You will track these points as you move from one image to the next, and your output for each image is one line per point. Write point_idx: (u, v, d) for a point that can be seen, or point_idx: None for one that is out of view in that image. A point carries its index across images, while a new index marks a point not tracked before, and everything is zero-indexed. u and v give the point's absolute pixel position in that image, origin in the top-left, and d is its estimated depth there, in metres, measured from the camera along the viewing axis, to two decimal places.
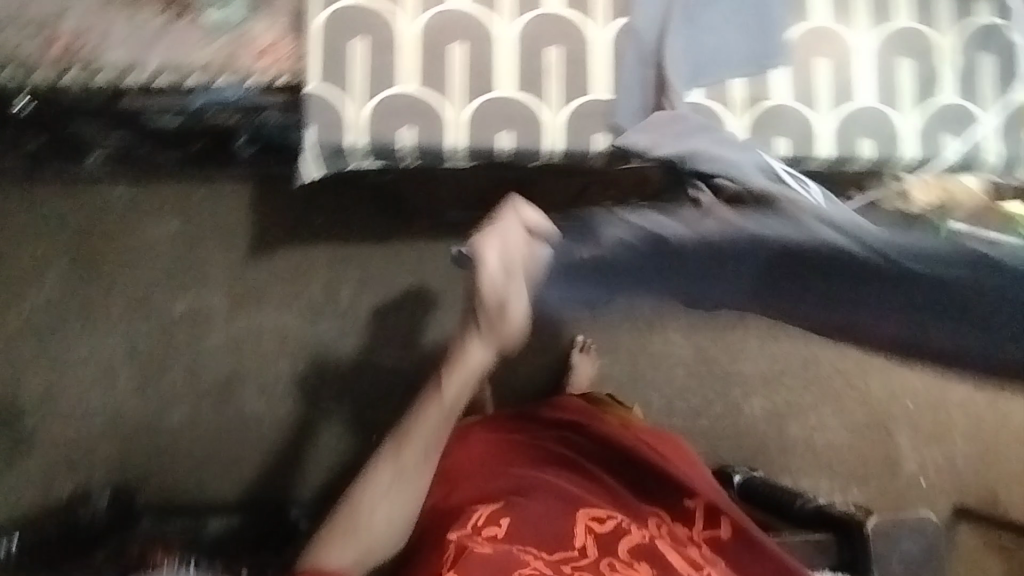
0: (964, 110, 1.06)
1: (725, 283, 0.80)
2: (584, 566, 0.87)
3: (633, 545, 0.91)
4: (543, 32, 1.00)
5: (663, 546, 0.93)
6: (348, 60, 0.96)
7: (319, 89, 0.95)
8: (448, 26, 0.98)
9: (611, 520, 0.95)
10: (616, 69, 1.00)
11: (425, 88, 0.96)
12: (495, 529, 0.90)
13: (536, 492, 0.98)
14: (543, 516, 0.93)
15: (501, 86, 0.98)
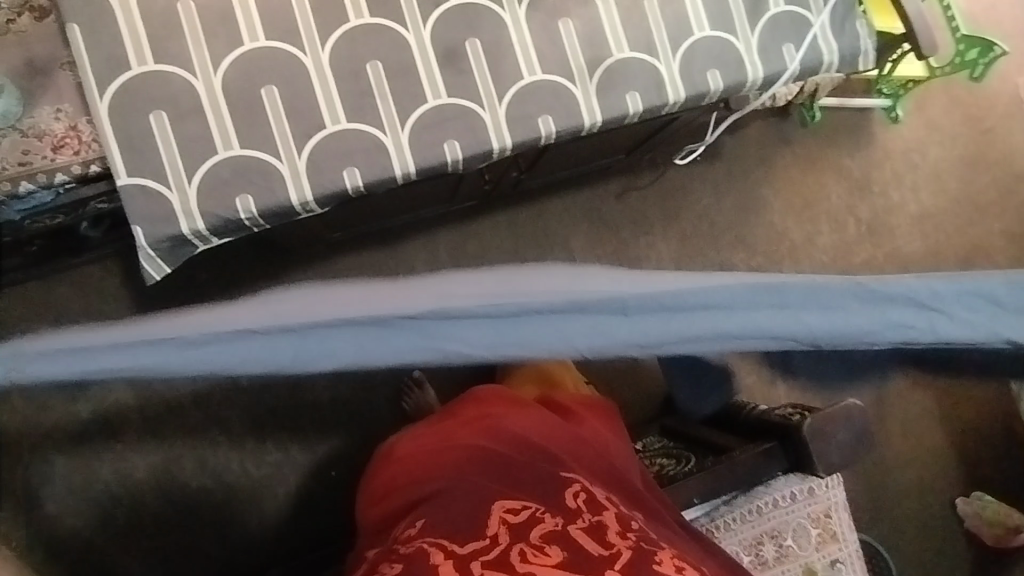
0: (791, 23, 1.07)
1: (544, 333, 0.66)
2: (493, 559, 0.78)
3: (546, 530, 0.82)
4: (359, 47, 0.92)
5: (580, 533, 0.82)
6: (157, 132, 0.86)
7: (131, 179, 0.86)
8: (249, 71, 0.89)
9: (528, 509, 0.86)
10: (446, 71, 0.94)
11: (249, 146, 0.88)
12: (416, 533, 0.84)
13: (455, 489, 0.90)
14: (464, 512, 0.86)
15: (335, 117, 0.90)
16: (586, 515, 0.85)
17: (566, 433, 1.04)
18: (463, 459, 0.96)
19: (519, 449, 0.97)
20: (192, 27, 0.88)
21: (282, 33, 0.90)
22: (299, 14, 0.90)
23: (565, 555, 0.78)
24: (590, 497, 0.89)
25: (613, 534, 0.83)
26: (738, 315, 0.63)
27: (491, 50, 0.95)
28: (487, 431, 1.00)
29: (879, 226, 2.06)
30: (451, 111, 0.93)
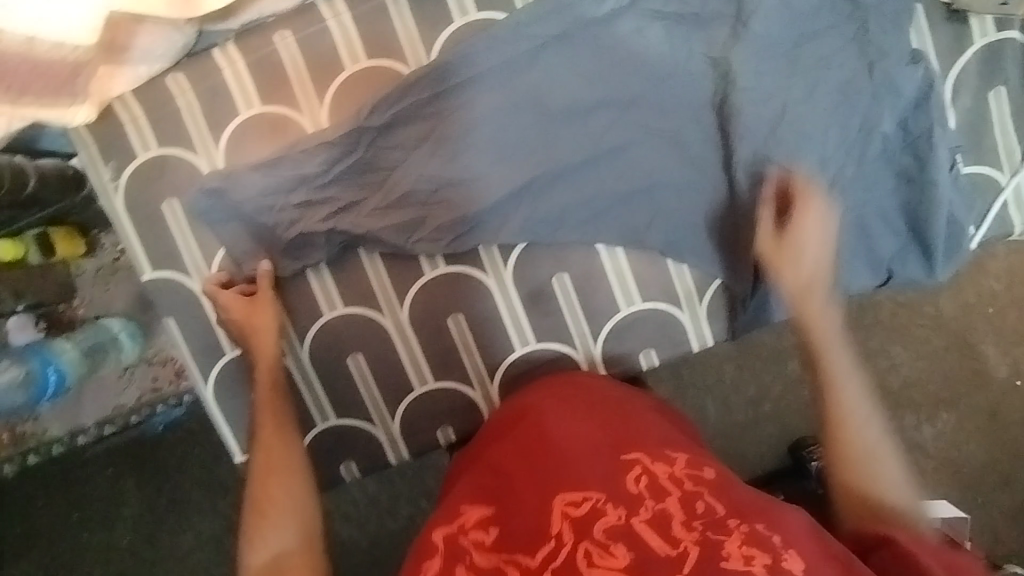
0: (960, 197, 0.83)
1: (554, 181, 0.82)
2: (562, 567, 0.62)
3: (607, 529, 0.64)
4: (398, 120, 0.81)
5: (648, 524, 0.64)
6: (275, 252, 0.84)
7: (437, 383, 0.87)
8: (338, 342, 0.86)
9: (589, 500, 0.66)
10: (534, 312, 0.85)
11: (544, 342, 0.86)
12: (465, 564, 0.65)
13: (517, 486, 0.70)
14: (522, 515, 0.67)
15: (398, 186, 0.81)
16: (654, 499, 0.66)
17: (633, 409, 0.77)
18: (490, 476, 0.73)
19: (569, 443, 0.73)
20: (315, 145, 0.81)
21: (337, 155, 0.81)
22: (374, 272, 0.84)
23: (633, 556, 0.61)
24: (659, 465, 0.69)
25: (678, 523, 0.63)
26: (685, 150, 0.82)
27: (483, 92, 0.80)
28: (532, 430, 0.75)
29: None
30: (542, 357, 0.87)
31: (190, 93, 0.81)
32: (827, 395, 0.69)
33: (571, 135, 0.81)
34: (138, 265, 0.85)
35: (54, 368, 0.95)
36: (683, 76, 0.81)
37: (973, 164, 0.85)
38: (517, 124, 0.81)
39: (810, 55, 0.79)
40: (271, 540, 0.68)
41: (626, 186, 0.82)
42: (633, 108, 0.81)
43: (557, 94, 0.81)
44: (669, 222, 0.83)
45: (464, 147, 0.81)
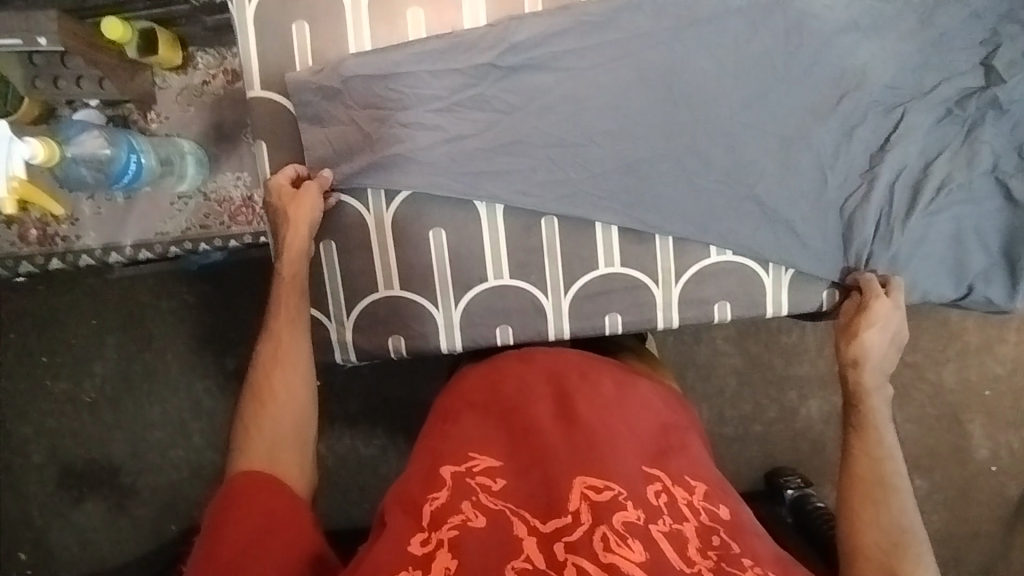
0: None
1: (674, 115, 0.82)
2: (577, 545, 0.57)
3: (626, 522, 0.58)
4: (553, 15, 0.80)
5: (666, 537, 0.59)
6: (389, 142, 0.81)
7: (511, 280, 0.86)
8: (423, 213, 0.84)
9: (612, 490, 0.61)
10: (628, 236, 0.85)
11: (629, 268, 0.86)
12: (469, 502, 0.61)
13: (536, 447, 0.66)
14: (535, 480, 0.63)
15: (531, 77, 0.81)
16: (673, 518, 0.61)
17: (662, 418, 0.73)
18: (501, 430, 0.69)
19: (597, 422, 0.68)
20: (463, 35, 0.80)
21: (487, 30, 0.80)
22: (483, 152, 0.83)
23: (649, 557, 0.57)
24: (678, 489, 0.64)
25: (693, 549, 0.59)
26: (811, 121, 0.82)
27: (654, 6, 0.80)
28: (557, 397, 0.71)
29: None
30: (620, 283, 0.86)
31: None
32: (864, 424, 0.72)
33: (698, 77, 0.81)
34: (247, 78, 0.83)
35: (138, 157, 0.92)
36: (834, 51, 0.82)
37: None
38: (654, 52, 0.81)
39: (953, 63, 0.81)
40: (268, 424, 0.69)
41: (763, 137, 0.82)
42: (770, 68, 0.81)
43: (701, 31, 0.80)
44: (790, 184, 0.83)
45: (605, 56, 0.80)
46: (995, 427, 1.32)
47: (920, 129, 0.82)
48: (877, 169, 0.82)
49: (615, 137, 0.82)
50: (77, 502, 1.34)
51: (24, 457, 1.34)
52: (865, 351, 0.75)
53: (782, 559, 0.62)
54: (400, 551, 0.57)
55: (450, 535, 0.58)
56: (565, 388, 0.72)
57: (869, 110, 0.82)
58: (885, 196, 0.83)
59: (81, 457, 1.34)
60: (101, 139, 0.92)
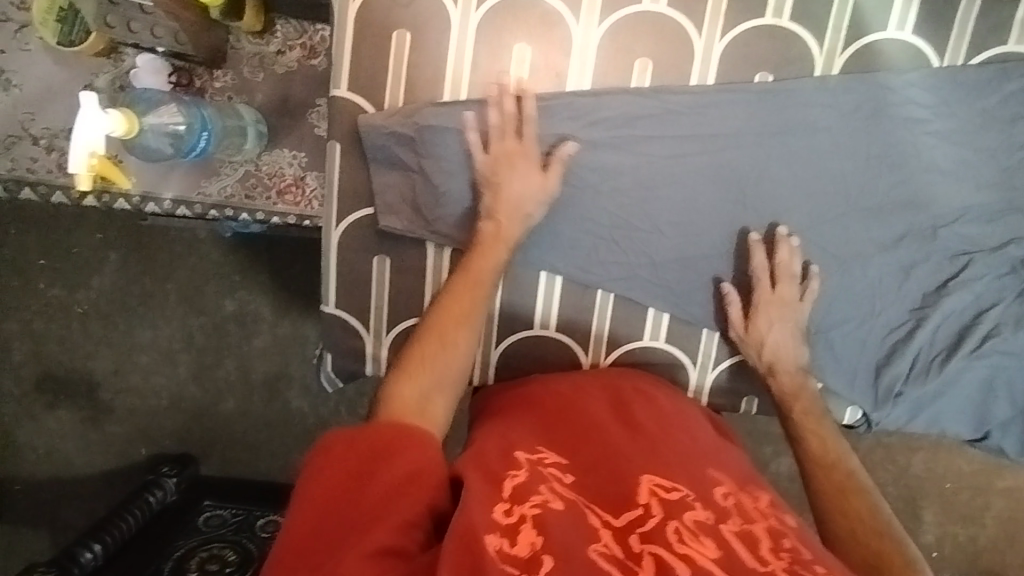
0: None
1: (747, 211, 0.82)
2: (652, 535, 0.53)
3: (697, 519, 0.55)
4: (657, 87, 0.80)
5: (737, 539, 0.54)
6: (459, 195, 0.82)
7: (554, 332, 0.86)
8: None
9: (681, 492, 0.58)
10: (680, 315, 0.85)
11: (672, 344, 0.87)
12: (546, 486, 0.57)
13: (597, 445, 0.65)
14: (602, 473, 0.61)
15: (619, 144, 0.81)
16: (741, 519, 0.57)
17: (719, 444, 0.71)
18: (563, 425, 0.68)
19: (660, 436, 0.67)
20: (557, 98, 0.80)
21: (585, 89, 0.80)
22: (559, 203, 0.82)
23: (723, 556, 0.52)
24: (743, 496, 0.61)
25: (766, 549, 0.54)
26: (876, 245, 0.83)
27: (750, 107, 0.80)
28: (614, 409, 0.72)
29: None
30: (660, 356, 0.87)
31: None
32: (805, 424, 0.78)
33: (778, 178, 0.82)
34: (335, 74, 0.81)
35: (209, 133, 0.91)
36: (921, 181, 0.82)
37: None
38: (743, 145, 0.81)
39: None
40: (439, 367, 0.66)
41: (821, 255, 0.83)
42: (851, 183, 0.82)
43: (791, 132, 0.81)
44: (836, 306, 0.85)
45: (697, 133, 0.81)
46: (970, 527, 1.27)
47: (983, 277, 0.83)
48: (929, 309, 0.84)
49: (680, 232, 0.83)
50: (52, 406, 1.31)
51: (5, 352, 1.30)
52: (776, 354, 0.81)
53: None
54: (487, 518, 0.51)
55: (534, 512, 0.53)
56: (623, 399, 0.73)
57: (933, 253, 0.83)
58: (932, 334, 0.85)
59: (63, 364, 1.31)
60: (176, 113, 0.89)
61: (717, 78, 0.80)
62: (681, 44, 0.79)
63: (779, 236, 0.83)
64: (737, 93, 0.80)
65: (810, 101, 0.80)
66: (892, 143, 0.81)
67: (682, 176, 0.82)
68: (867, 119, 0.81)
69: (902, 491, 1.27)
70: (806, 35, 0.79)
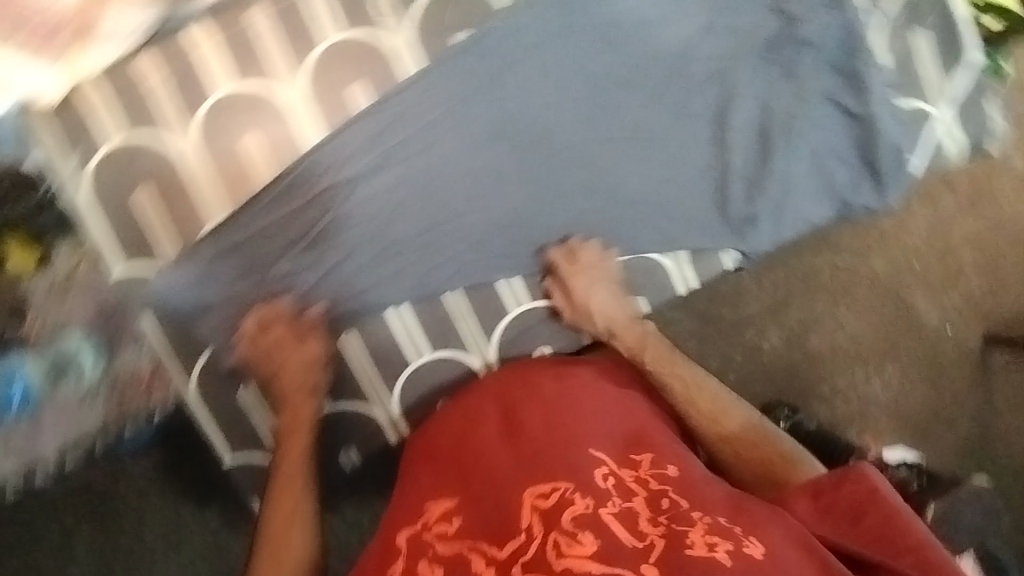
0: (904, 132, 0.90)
1: (520, 148, 0.85)
2: (533, 561, 0.60)
3: (577, 516, 0.62)
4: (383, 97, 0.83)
5: (617, 520, 0.62)
6: (279, 288, 0.83)
7: (434, 351, 0.88)
8: (332, 322, 0.86)
9: (558, 494, 0.65)
10: (526, 269, 0.87)
11: (539, 298, 0.89)
12: (433, 556, 0.64)
13: (483, 475, 0.70)
14: (484, 505, 0.67)
15: (383, 164, 0.84)
16: (620, 499, 0.64)
17: (615, 401, 0.76)
18: (456, 467, 0.73)
19: (540, 430, 0.72)
20: (308, 157, 0.82)
21: (326, 136, 0.83)
22: (367, 242, 0.85)
23: (601, 544, 0.59)
24: (624, 471, 0.67)
25: (643, 521, 0.62)
26: (646, 107, 0.86)
27: (468, 68, 0.83)
28: (504, 417, 0.76)
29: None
30: (536, 313, 0.89)
31: (166, 76, 0.80)
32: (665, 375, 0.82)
33: (526, 105, 0.85)
34: (107, 255, 0.83)
35: (25, 380, 0.93)
36: (647, 39, 0.85)
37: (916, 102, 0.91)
38: (482, 99, 0.84)
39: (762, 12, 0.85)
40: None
41: (607, 147, 0.86)
42: (590, 72, 0.85)
43: (514, 63, 0.84)
44: (652, 180, 0.87)
45: (442, 112, 0.84)
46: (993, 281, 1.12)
47: (751, 81, 0.87)
48: (726, 135, 0.87)
49: (484, 203, 0.86)
50: None
51: None
52: (608, 317, 0.86)
53: (735, 497, 0.65)
54: None
55: None
56: (510, 400, 0.77)
57: (698, 87, 0.86)
58: (743, 152, 0.88)
59: None
60: None
61: (428, 58, 0.83)
62: (381, 50, 0.82)
63: (560, 151, 0.86)
64: (448, 61, 0.83)
65: (511, 28, 0.83)
66: (602, 21, 0.84)
67: (451, 156, 0.85)
68: (566, 15, 0.84)
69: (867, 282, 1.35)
70: None
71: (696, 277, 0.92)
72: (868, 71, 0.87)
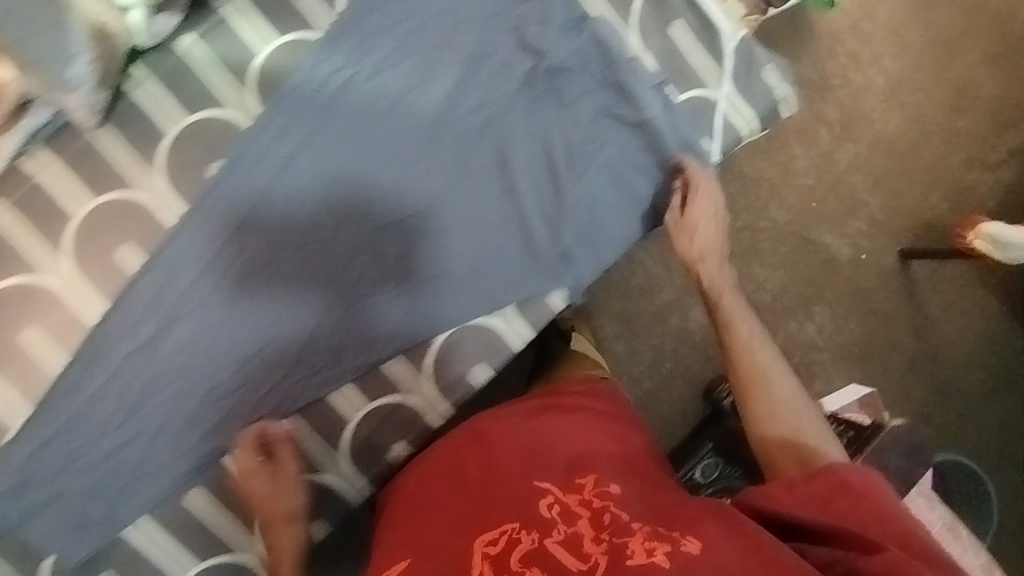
0: (689, 128, 0.89)
1: (305, 261, 0.84)
2: None
3: (524, 554, 0.65)
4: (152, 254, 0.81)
5: (562, 546, 0.65)
6: (105, 473, 0.80)
7: None
8: (173, 486, 0.83)
9: (506, 536, 0.68)
10: (353, 376, 0.86)
11: (373, 399, 0.87)
12: None
13: (439, 527, 0.73)
14: (432, 560, 0.69)
15: (174, 317, 0.81)
16: (567, 523, 0.68)
17: (568, 429, 0.79)
18: (417, 523, 0.75)
19: (499, 475, 0.75)
20: (93, 335, 0.79)
21: (106, 309, 0.80)
22: (181, 398, 0.82)
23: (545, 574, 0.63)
24: (570, 496, 0.71)
25: (589, 542, 0.65)
26: (419, 182, 0.84)
27: (236, 193, 0.82)
28: (455, 472, 0.78)
29: (857, 112, 1.41)
30: (378, 415, 0.87)
31: None
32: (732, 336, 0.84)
33: (296, 219, 0.83)
34: None
35: None
36: (397, 117, 0.83)
37: (689, 95, 0.90)
38: (252, 225, 0.83)
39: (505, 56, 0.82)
40: None
41: (394, 231, 0.85)
42: (353, 165, 0.83)
43: (272, 180, 0.82)
44: (455, 248, 0.85)
45: (216, 249, 0.82)
46: (883, 192, 1.40)
47: (517, 122, 0.83)
48: (510, 182, 0.84)
49: (293, 319, 0.84)
50: None
51: None
52: (706, 252, 0.87)
53: (666, 506, 0.70)
54: None
55: None
56: (469, 450, 0.79)
57: (464, 144, 0.84)
58: (532, 193, 0.85)
59: None
60: None
61: (187, 202, 0.81)
62: (137, 208, 0.80)
63: (346, 252, 0.85)
64: (206, 199, 0.81)
65: (259, 147, 0.81)
66: (347, 112, 0.82)
67: (240, 286, 0.83)
68: (308, 117, 0.82)
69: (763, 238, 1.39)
70: (210, 113, 0.80)
71: (531, 328, 0.89)
72: (633, 80, 0.85)
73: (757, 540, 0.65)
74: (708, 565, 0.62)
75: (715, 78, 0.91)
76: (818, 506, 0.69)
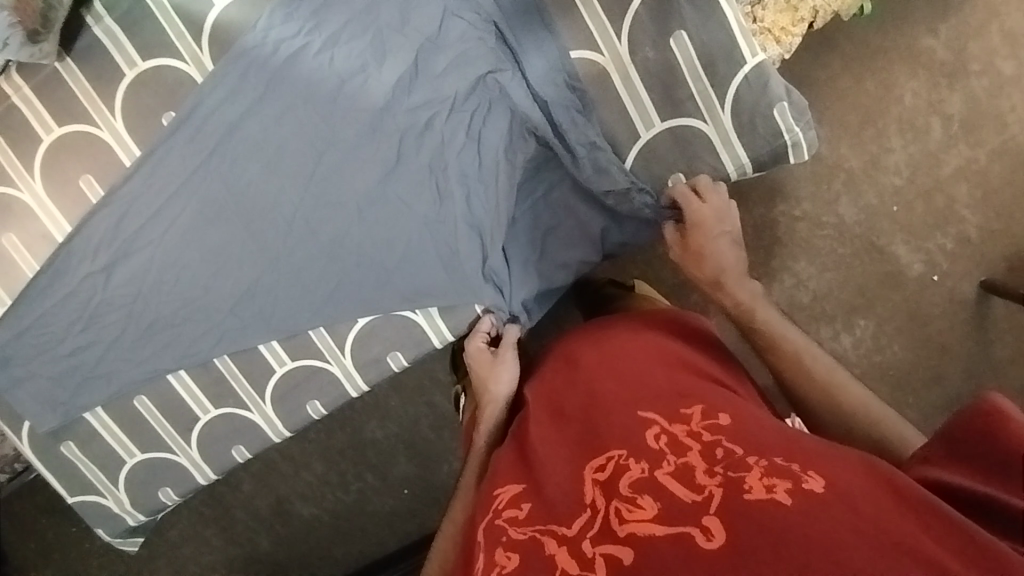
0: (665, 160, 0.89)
1: (246, 226, 0.85)
2: (601, 534, 0.54)
3: (632, 482, 0.56)
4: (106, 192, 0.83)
5: (673, 474, 0.56)
6: (65, 373, 0.91)
7: (216, 411, 0.96)
8: (119, 394, 0.94)
9: (612, 459, 0.60)
10: (279, 336, 0.91)
11: (296, 359, 0.93)
12: (503, 544, 0.58)
13: (546, 459, 0.65)
14: (554, 488, 0.60)
15: (125, 252, 0.86)
16: (674, 453, 0.58)
17: (663, 360, 0.71)
18: (519, 455, 0.69)
19: (592, 406, 0.68)
20: (54, 257, 0.85)
21: (65, 235, 0.85)
22: (129, 323, 0.89)
23: (662, 506, 0.54)
24: (675, 424, 0.61)
25: (701, 473, 0.55)
26: (362, 172, 0.83)
27: (184, 147, 0.82)
28: (557, 404, 0.73)
29: (989, 107, 1.19)
30: (301, 373, 0.94)
31: None
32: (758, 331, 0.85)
33: (241, 185, 0.84)
34: None
35: None
36: (343, 100, 0.81)
37: (683, 125, 0.87)
38: (199, 181, 0.83)
39: (456, 63, 0.81)
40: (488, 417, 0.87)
41: (338, 211, 0.85)
42: (302, 139, 0.82)
43: (218, 139, 0.82)
44: (380, 240, 0.86)
45: (166, 195, 0.84)
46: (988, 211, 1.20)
47: (461, 126, 0.84)
48: (447, 192, 0.85)
49: (225, 277, 0.88)
50: None
51: None
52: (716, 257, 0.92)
53: (793, 435, 0.59)
54: None
55: None
56: (561, 393, 0.74)
57: (406, 143, 0.83)
58: (469, 205, 0.86)
59: None
60: None
61: (141, 145, 0.82)
62: (95, 145, 0.82)
63: (287, 225, 0.85)
64: (158, 150, 0.81)
65: (207, 105, 0.80)
66: (297, 85, 0.80)
67: (187, 240, 0.85)
68: (253, 80, 0.79)
69: (822, 234, 1.20)
70: (167, 61, 0.79)
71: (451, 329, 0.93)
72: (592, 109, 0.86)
73: (903, 487, 0.51)
74: (842, 502, 0.50)
75: (716, 111, 0.86)
76: (967, 469, 0.51)
